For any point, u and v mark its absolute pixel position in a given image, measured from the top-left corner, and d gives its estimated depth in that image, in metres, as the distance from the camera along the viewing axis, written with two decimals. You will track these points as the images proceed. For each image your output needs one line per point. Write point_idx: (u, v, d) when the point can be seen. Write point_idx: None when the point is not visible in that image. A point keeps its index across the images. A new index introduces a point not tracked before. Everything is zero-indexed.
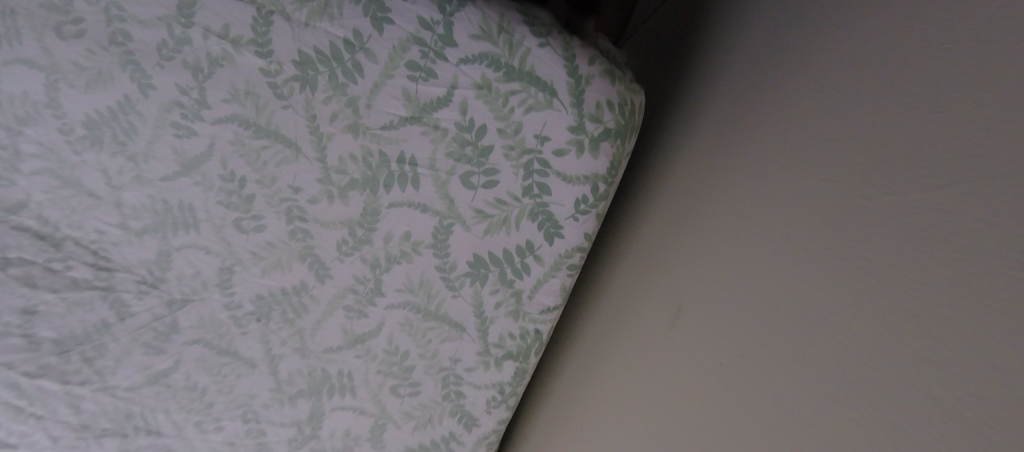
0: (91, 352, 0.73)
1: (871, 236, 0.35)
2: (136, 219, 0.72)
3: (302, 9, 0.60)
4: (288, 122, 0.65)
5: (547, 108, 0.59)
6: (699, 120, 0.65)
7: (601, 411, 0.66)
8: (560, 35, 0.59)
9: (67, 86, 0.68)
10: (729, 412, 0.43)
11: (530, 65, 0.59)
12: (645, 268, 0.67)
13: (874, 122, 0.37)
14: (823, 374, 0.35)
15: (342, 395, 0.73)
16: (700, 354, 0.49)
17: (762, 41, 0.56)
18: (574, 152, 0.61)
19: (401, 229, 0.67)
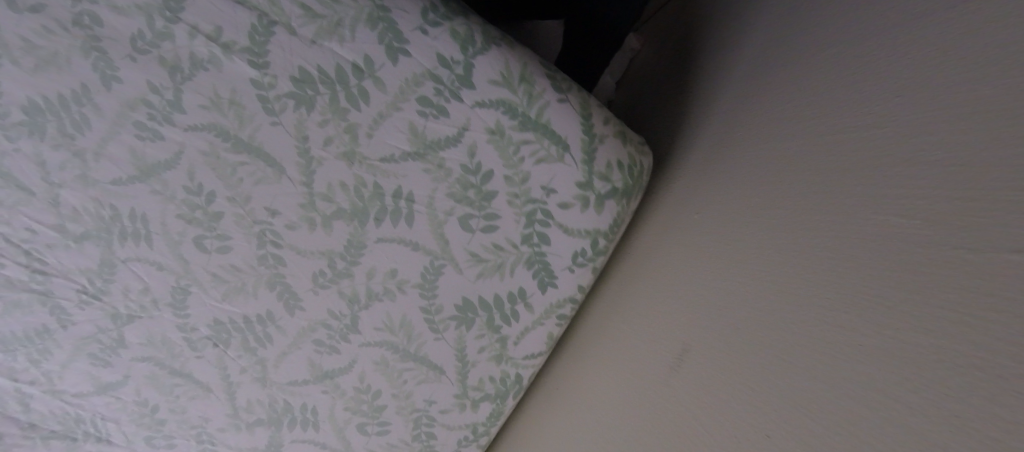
0: (36, 354, 0.68)
1: (883, 245, 0.36)
2: (76, 222, 0.64)
3: (308, 25, 0.57)
4: (274, 140, 0.59)
5: (559, 161, 0.58)
6: (703, 126, 0.66)
7: (590, 409, 0.67)
8: (579, 92, 0.59)
9: (12, 64, 0.58)
10: (731, 401, 0.45)
11: (546, 118, 0.58)
12: (641, 269, 0.67)
13: (888, 136, 0.38)
14: (833, 377, 0.37)
15: (304, 427, 0.69)
16: (702, 341, 0.51)
17: (762, 49, 0.59)
18: (579, 206, 0.60)
19: (387, 265, 0.63)
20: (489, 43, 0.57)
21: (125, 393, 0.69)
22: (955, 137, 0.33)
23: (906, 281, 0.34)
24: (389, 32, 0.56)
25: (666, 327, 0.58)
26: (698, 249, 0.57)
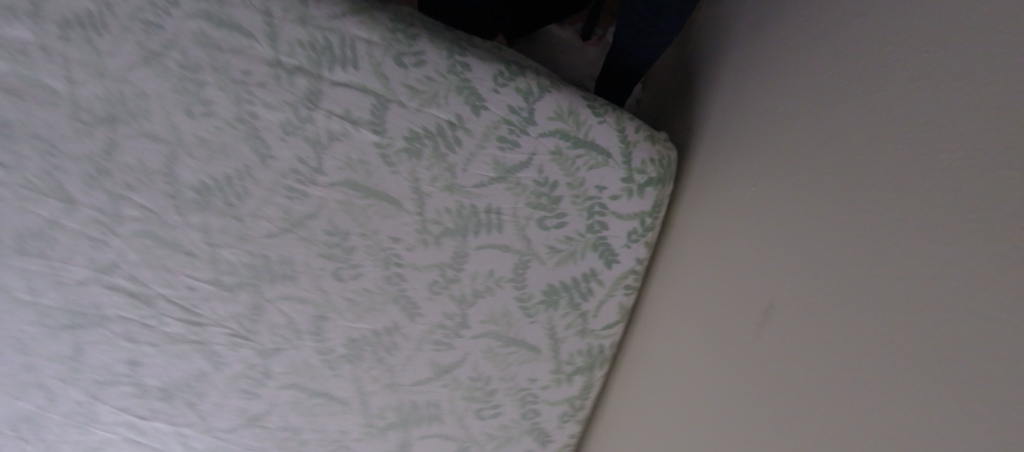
0: (194, 397, 0.87)
1: (902, 222, 0.42)
2: (230, 275, 0.79)
3: (414, 99, 0.76)
4: (394, 185, 0.77)
5: (607, 165, 0.77)
6: (725, 135, 0.74)
7: (668, 409, 0.75)
8: (612, 111, 0.77)
9: (186, 156, 0.76)
10: (794, 384, 0.51)
11: (591, 136, 0.77)
12: (695, 274, 0.75)
13: (890, 123, 0.44)
14: (873, 342, 0.42)
15: (431, 423, 0.85)
16: (762, 331, 0.57)
17: (774, 58, 0.65)
18: (625, 196, 0.78)
19: (486, 268, 0.79)
20: (542, 90, 0.76)
21: (271, 421, 0.88)
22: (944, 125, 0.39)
23: (924, 248, 0.40)
24: (471, 94, 0.76)
25: (732, 312, 0.64)
26: (746, 243, 0.64)
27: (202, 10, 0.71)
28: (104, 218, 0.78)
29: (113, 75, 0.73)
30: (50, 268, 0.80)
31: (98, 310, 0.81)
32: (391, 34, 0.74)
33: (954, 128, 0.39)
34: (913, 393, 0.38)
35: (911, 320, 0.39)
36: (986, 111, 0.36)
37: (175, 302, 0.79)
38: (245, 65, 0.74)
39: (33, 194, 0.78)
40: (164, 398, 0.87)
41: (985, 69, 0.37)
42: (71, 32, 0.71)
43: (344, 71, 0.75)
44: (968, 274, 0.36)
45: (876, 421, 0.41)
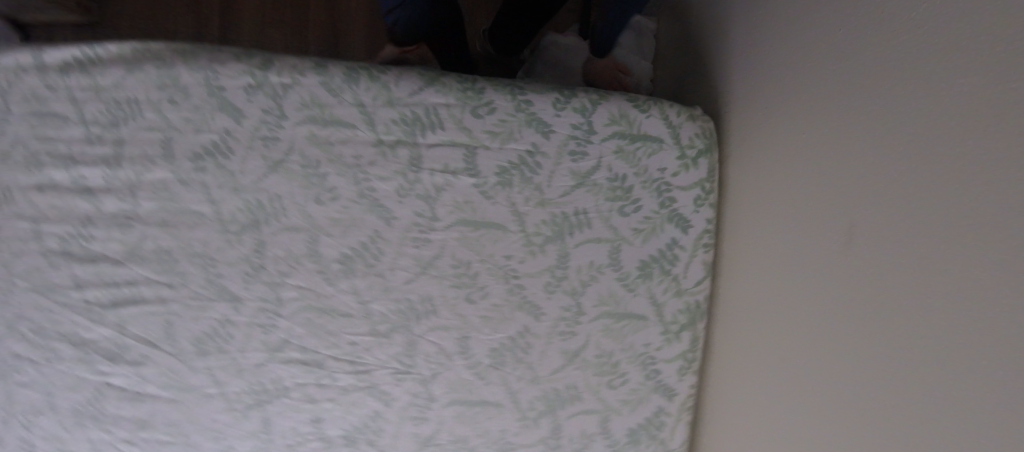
0: (372, 436, 0.96)
1: (953, 176, 0.59)
2: (383, 322, 0.92)
3: (495, 139, 0.91)
4: (497, 213, 0.91)
5: (662, 150, 0.93)
6: (763, 126, 0.91)
7: (764, 359, 0.90)
8: (654, 104, 0.93)
9: (324, 236, 0.91)
10: (886, 313, 0.67)
11: (643, 130, 0.93)
12: (761, 242, 0.91)
13: (928, 109, 0.62)
14: (950, 265, 0.59)
15: (573, 403, 0.96)
16: (844, 280, 0.73)
17: (799, 67, 0.82)
18: (684, 171, 0.94)
19: (587, 261, 0.93)
20: (594, 104, 0.91)
21: (442, 439, 0.96)
22: (972, 106, 0.57)
23: (975, 192, 0.56)
24: (538, 124, 0.91)
25: (808, 270, 0.80)
26: (807, 213, 0.80)
27: (310, 118, 0.90)
28: (270, 304, 0.91)
29: (247, 188, 0.90)
30: (230, 359, 0.93)
31: (280, 382, 0.93)
32: (462, 93, 0.90)
33: (979, 108, 0.56)
34: (963, 363, 0.57)
35: (967, 274, 0.57)
36: (1004, 93, 0.53)
37: (343, 358, 0.92)
38: (355, 151, 0.90)
39: (205, 300, 0.92)
40: (347, 446, 0.97)
41: (996, 66, 0.54)
42: (205, 162, 0.90)
43: (436, 134, 0.90)
44: (990, 340, 0.55)
45: (967, 320, 0.57)
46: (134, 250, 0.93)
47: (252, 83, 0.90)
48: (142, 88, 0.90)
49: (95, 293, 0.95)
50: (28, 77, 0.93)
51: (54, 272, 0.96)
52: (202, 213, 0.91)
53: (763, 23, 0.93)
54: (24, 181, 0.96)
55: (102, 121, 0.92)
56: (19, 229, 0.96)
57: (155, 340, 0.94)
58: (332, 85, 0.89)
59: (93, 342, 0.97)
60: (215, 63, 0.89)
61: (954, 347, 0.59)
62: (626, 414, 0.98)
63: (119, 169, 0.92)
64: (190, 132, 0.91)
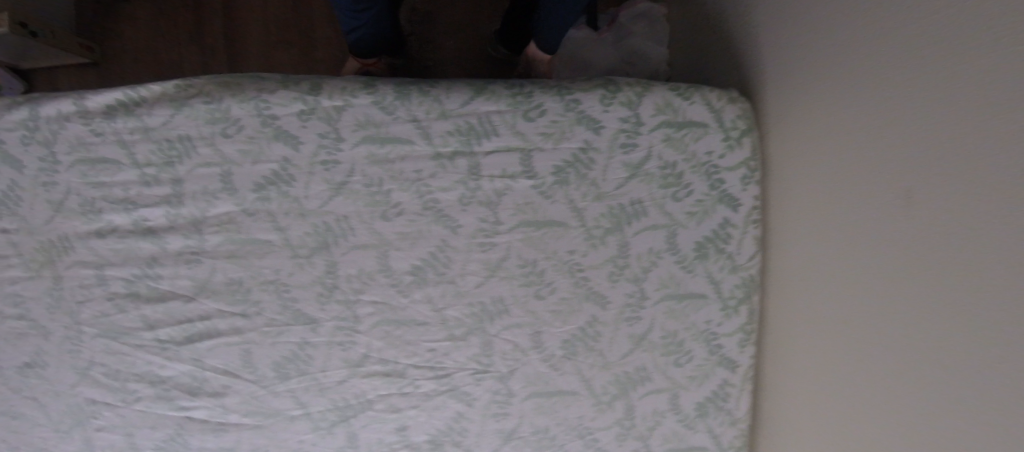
0: (456, 437, 0.99)
1: (987, 156, 0.65)
2: (459, 327, 0.95)
3: (548, 139, 0.93)
4: (557, 211, 0.94)
5: (707, 134, 0.97)
6: (795, 110, 0.95)
7: (812, 331, 0.95)
8: (696, 90, 0.97)
9: (394, 250, 0.93)
10: (932, 282, 0.73)
11: (687, 116, 0.96)
12: (801, 221, 0.96)
13: (958, 95, 0.68)
14: (991, 237, 0.66)
15: (645, 383, 1.00)
16: (885, 254, 0.80)
17: (825, 55, 0.88)
18: (730, 152, 0.98)
19: (647, 248, 0.97)
20: (639, 96, 0.95)
21: (524, 432, 0.99)
22: (1002, 93, 0.63)
23: (1009, 170, 0.63)
24: (588, 121, 0.94)
25: (847, 247, 0.86)
26: (843, 193, 0.86)
27: (368, 138, 0.91)
28: (348, 322, 0.94)
29: (313, 212, 0.92)
30: (313, 379, 0.95)
31: (365, 396, 0.96)
32: (512, 99, 0.93)
33: (1009, 95, 0.62)
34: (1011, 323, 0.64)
35: (1008, 245, 0.64)
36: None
37: (423, 366, 0.95)
38: (415, 165, 0.92)
39: (282, 325, 0.94)
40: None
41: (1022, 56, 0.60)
42: (268, 191, 0.92)
43: (491, 141, 0.93)
44: None
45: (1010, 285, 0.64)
46: (204, 285, 0.93)
47: (305, 109, 0.90)
48: (193, 125, 0.90)
49: (169, 331, 0.95)
50: (74, 126, 0.92)
51: (123, 316, 0.96)
52: (271, 241, 0.92)
53: (785, 13, 0.97)
54: (82, 228, 0.95)
55: (157, 161, 0.92)
56: (85, 276, 0.96)
57: (235, 369, 0.95)
58: (385, 103, 0.91)
59: (171, 378, 0.97)
60: (264, 92, 0.90)
61: (1000, 309, 0.65)
62: (694, 390, 1.02)
63: (181, 206, 0.92)
64: (248, 163, 0.91)
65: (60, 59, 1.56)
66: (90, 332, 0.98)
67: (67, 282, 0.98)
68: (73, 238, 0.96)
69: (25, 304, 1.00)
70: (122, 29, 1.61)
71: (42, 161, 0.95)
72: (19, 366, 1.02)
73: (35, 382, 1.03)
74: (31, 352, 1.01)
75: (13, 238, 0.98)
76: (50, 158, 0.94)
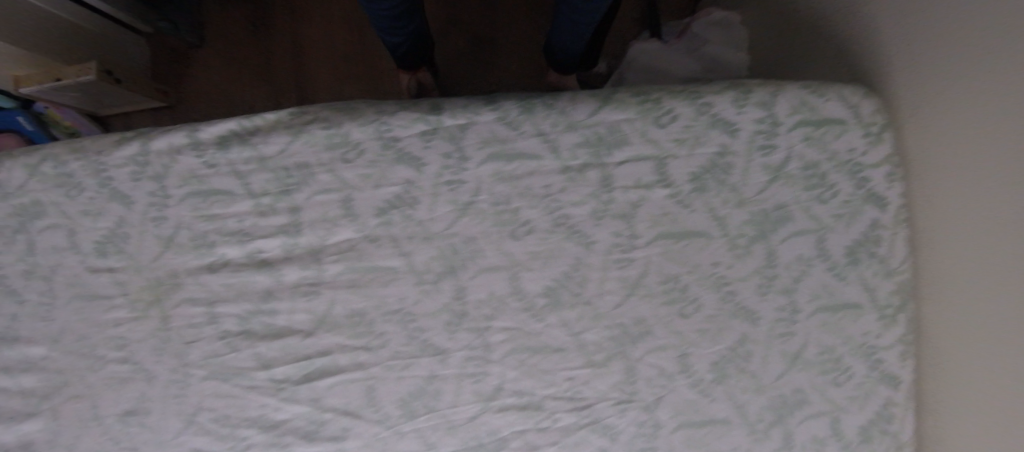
0: None
1: None
2: (599, 352, 0.87)
3: (682, 145, 0.86)
4: (699, 220, 0.87)
5: (847, 130, 0.89)
6: (954, 105, 0.84)
7: (993, 354, 0.83)
8: (829, 88, 0.89)
9: (525, 271, 0.86)
10: None
11: (823, 115, 0.89)
12: (969, 229, 0.84)
13: None
14: None
15: (802, 408, 0.90)
16: None
17: (998, 47, 0.76)
18: (872, 148, 0.89)
19: (796, 255, 0.89)
20: (774, 96, 0.87)
21: None
22: None
23: None
24: (723, 125, 0.87)
25: None
26: None
27: (494, 154, 0.86)
28: (479, 351, 0.87)
29: (439, 235, 0.86)
30: (442, 416, 0.87)
31: (498, 433, 0.88)
32: (641, 106, 0.86)
33: None
34: None
35: None
36: None
37: (562, 396, 0.88)
38: (543, 181, 0.86)
39: (409, 358, 0.87)
40: None
41: None
42: (391, 215, 0.86)
43: (622, 151, 0.86)
44: None
45: None
46: (323, 318, 0.88)
47: (428, 129, 0.85)
48: (311, 152, 0.86)
49: (285, 370, 0.89)
50: (185, 158, 0.88)
51: (237, 356, 0.90)
52: (395, 268, 0.87)
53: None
54: (193, 265, 0.90)
55: (273, 189, 0.87)
56: (194, 314, 0.91)
57: (358, 409, 0.88)
58: (510, 118, 0.85)
59: (287, 422, 0.90)
60: (383, 113, 0.85)
61: None
62: (853, 412, 0.91)
63: (299, 235, 0.87)
64: (368, 188, 0.86)
65: (137, 104, 1.53)
66: (198, 375, 0.92)
67: (174, 323, 0.92)
68: (182, 275, 0.91)
69: (129, 347, 0.94)
70: (192, 73, 1.59)
71: (152, 194, 0.90)
72: (120, 414, 0.96)
73: (136, 430, 0.96)
74: (133, 399, 0.95)
75: (119, 278, 0.93)
76: (161, 192, 0.90)
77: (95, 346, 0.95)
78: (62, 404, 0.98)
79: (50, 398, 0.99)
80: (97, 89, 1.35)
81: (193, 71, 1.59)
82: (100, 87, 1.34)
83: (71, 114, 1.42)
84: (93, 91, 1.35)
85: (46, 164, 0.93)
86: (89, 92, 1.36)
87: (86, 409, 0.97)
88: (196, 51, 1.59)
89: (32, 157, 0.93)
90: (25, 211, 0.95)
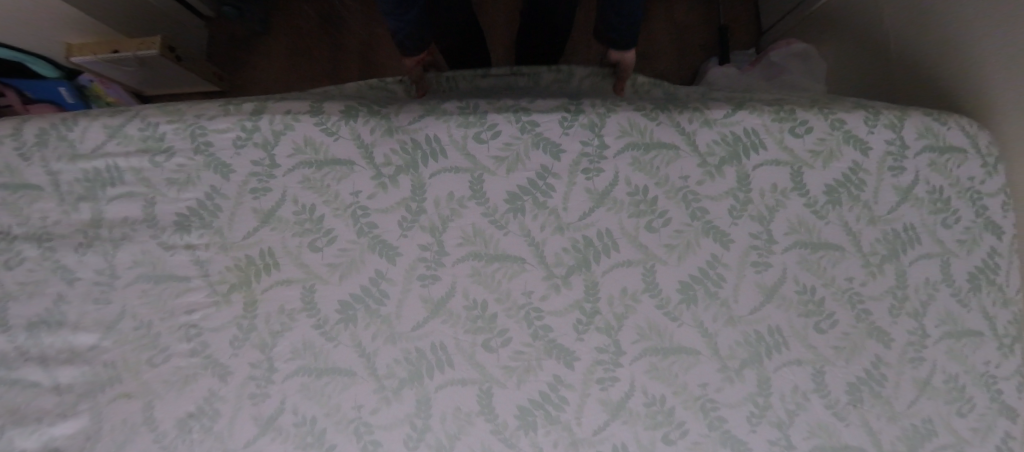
0: None
1: None
2: (733, 358, 0.83)
3: (818, 157, 0.87)
4: (834, 233, 0.86)
5: (967, 158, 0.90)
6: None
7: None
8: (948, 117, 0.91)
9: (660, 265, 0.83)
10: None
11: (945, 141, 0.90)
12: None
13: None
14: None
15: (932, 437, 0.85)
16: None
17: None
18: (986, 177, 0.90)
19: (924, 278, 0.87)
20: (901, 119, 0.89)
21: None
22: None
23: None
24: (855, 142, 0.88)
25: None
26: None
27: (632, 144, 0.84)
28: (608, 355, 0.81)
29: (572, 226, 0.83)
30: (566, 428, 0.80)
31: (625, 448, 0.80)
32: (776, 115, 0.86)
33: None
34: None
35: None
36: None
37: (692, 405, 0.82)
38: (681, 172, 0.85)
39: (533, 360, 0.81)
40: None
41: None
42: (523, 202, 0.83)
43: (759, 155, 0.86)
44: None
45: None
46: (440, 304, 0.82)
47: (567, 116, 0.84)
48: (445, 127, 0.83)
49: (389, 364, 0.81)
50: (302, 125, 0.83)
51: (334, 349, 0.82)
52: (523, 259, 0.82)
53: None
54: (293, 241, 0.83)
55: (398, 162, 0.83)
56: (290, 298, 0.83)
57: (469, 415, 0.80)
58: (648, 110, 0.85)
59: (385, 428, 0.80)
60: (524, 102, 0.85)
61: None
62: (980, 446, 0.85)
63: (421, 213, 0.83)
64: (502, 172, 0.83)
65: (189, 90, 1.43)
66: (284, 371, 0.82)
67: (263, 310, 0.83)
68: (280, 255, 0.83)
69: (202, 336, 0.83)
70: (251, 64, 1.50)
71: (255, 164, 0.83)
72: (179, 418, 0.82)
73: (196, 438, 0.82)
74: (198, 399, 0.82)
75: (200, 256, 0.84)
76: (268, 162, 0.83)
77: (159, 334, 0.84)
78: (107, 405, 0.83)
79: (90, 397, 0.84)
80: (155, 67, 1.27)
81: (250, 63, 1.50)
82: (161, 64, 1.26)
83: (118, 89, 1.27)
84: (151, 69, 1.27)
85: (133, 125, 0.84)
86: (145, 68, 1.28)
87: (137, 412, 0.83)
88: (258, 40, 1.50)
89: (117, 118, 0.85)
90: (97, 176, 0.85)
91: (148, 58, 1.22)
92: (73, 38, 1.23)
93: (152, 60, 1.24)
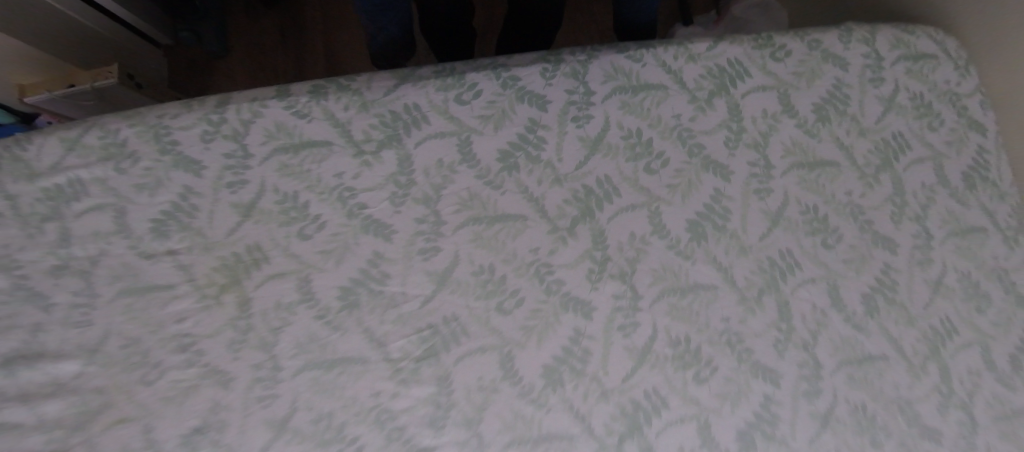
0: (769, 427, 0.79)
1: None
2: (751, 288, 0.82)
3: (801, 78, 0.87)
4: (827, 151, 0.86)
5: (941, 64, 0.91)
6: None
7: None
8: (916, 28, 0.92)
9: (666, 205, 0.82)
10: None
11: (920, 50, 0.90)
12: None
13: None
14: None
15: (952, 338, 0.85)
16: None
17: None
18: (962, 80, 0.91)
19: (921, 183, 0.88)
20: (872, 34, 0.89)
21: (843, 414, 0.81)
22: None
23: None
24: (833, 59, 0.88)
25: None
26: None
27: (619, 88, 0.83)
28: (625, 301, 0.80)
29: (570, 176, 0.81)
30: (592, 381, 0.78)
31: (657, 394, 0.78)
32: (755, 42, 0.86)
33: None
34: None
35: None
36: None
37: (718, 341, 0.80)
38: (672, 110, 0.84)
39: (550, 317, 0.78)
40: None
41: None
42: (515, 159, 0.81)
43: (745, 83, 0.86)
44: None
45: None
46: (447, 276, 0.79)
47: (548, 66, 0.82)
48: (425, 94, 0.81)
49: (402, 346, 0.78)
50: (270, 111, 0.80)
51: (342, 336, 0.78)
52: (525, 217, 0.80)
53: None
54: (281, 232, 0.79)
55: (380, 136, 0.80)
56: (285, 292, 0.79)
57: (493, 382, 0.77)
58: (631, 53, 0.84)
59: (407, 410, 0.76)
60: (500, 59, 0.83)
61: None
62: (1000, 340, 0.86)
63: (411, 185, 0.80)
64: (490, 131, 0.81)
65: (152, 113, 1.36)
66: (291, 368, 0.77)
67: (259, 307, 0.78)
68: (270, 248, 0.79)
69: (197, 345, 0.77)
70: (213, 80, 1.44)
71: (229, 156, 0.79)
72: (182, 435, 0.75)
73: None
74: (200, 412, 0.76)
75: (183, 261, 0.79)
76: (239, 153, 0.80)
77: (150, 349, 0.77)
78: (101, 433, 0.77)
79: None
80: (113, 98, 1.21)
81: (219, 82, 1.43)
82: (119, 94, 1.20)
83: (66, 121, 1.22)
84: (110, 101, 1.21)
85: (92, 134, 0.79)
86: (104, 102, 1.21)
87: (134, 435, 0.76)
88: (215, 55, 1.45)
89: (74, 129, 0.78)
90: (59, 193, 0.78)
91: (105, 88, 1.16)
92: (26, 77, 1.13)
93: (111, 91, 1.18)
